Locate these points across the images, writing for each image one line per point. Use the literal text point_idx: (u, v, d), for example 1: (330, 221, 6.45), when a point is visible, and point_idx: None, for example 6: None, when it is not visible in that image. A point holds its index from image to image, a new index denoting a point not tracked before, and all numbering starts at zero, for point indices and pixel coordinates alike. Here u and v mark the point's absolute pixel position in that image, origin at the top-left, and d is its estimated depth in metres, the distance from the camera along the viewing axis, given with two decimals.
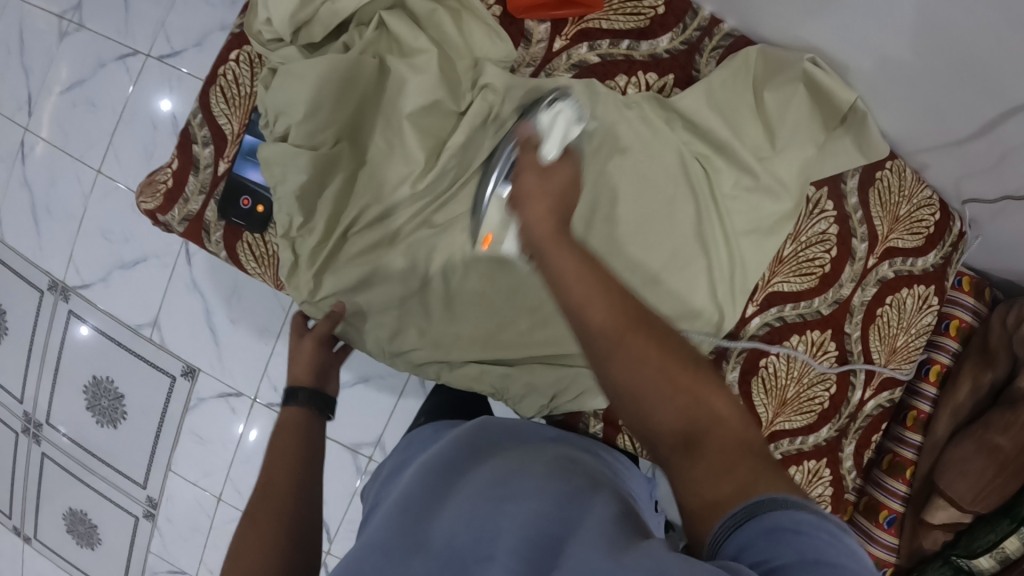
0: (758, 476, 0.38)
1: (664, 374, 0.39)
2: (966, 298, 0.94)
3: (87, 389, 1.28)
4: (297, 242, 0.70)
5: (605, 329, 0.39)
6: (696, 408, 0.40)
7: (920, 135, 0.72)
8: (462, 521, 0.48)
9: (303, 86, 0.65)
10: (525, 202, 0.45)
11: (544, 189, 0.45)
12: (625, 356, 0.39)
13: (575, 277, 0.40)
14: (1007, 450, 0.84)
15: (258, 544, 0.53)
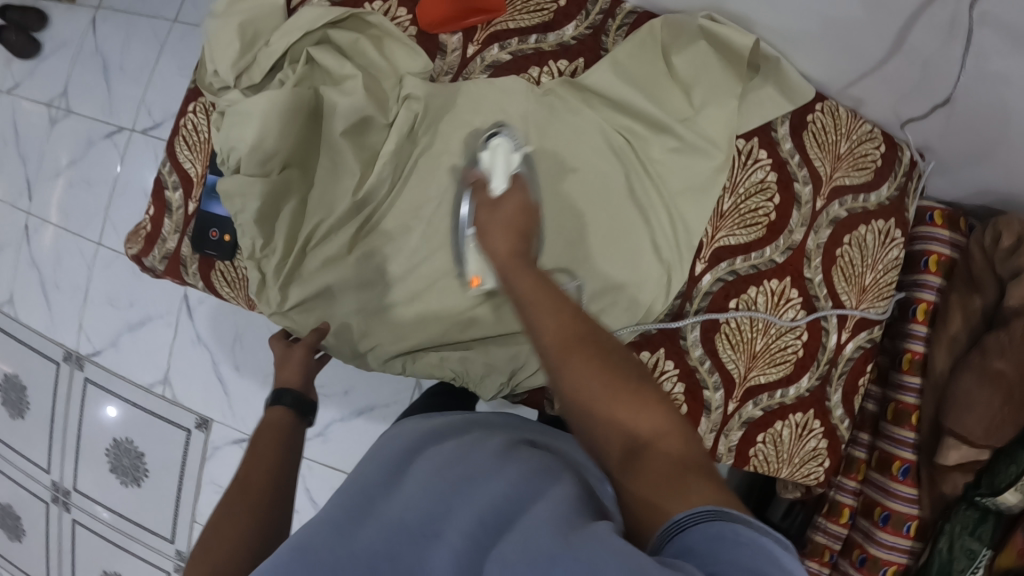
0: (700, 490, 0.37)
1: (606, 384, 0.42)
2: (942, 232, 0.91)
3: (110, 452, 1.33)
4: (262, 262, 0.73)
5: (550, 341, 0.44)
6: (635, 416, 0.41)
7: (841, 65, 0.73)
8: (424, 500, 0.48)
9: (247, 121, 0.70)
10: (488, 236, 0.53)
11: (499, 224, 0.54)
12: (572, 367, 0.43)
13: (529, 291, 0.47)
14: (1010, 375, 0.80)
15: (230, 534, 0.53)
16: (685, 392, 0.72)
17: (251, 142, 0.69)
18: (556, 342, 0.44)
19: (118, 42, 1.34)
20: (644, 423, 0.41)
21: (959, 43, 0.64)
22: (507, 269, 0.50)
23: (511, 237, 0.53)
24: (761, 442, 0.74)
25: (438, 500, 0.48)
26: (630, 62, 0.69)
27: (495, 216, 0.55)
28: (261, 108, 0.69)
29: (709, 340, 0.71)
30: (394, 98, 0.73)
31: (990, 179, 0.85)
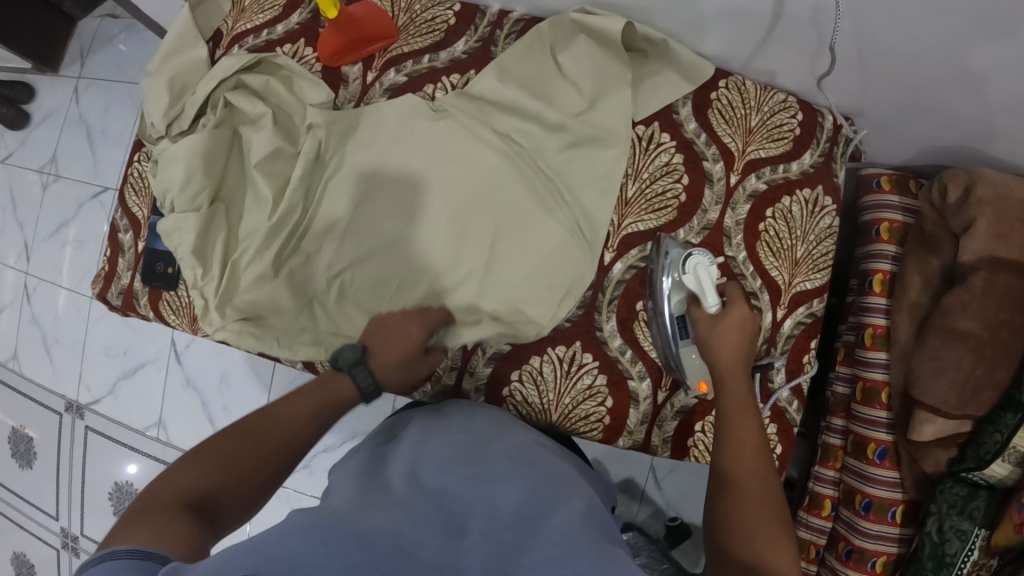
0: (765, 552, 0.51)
1: (762, 509, 0.54)
2: (891, 197, 0.86)
3: (112, 496, 1.38)
4: (204, 288, 0.75)
5: (734, 459, 0.57)
6: (773, 555, 0.51)
7: (736, 38, 0.73)
8: (451, 487, 0.51)
9: (175, 165, 0.74)
10: (711, 343, 0.62)
11: (725, 331, 0.61)
12: (742, 488, 0.55)
13: (739, 416, 0.59)
14: (976, 333, 0.75)
15: (231, 455, 0.52)
16: (609, 384, 0.69)
17: (181, 178, 0.74)
18: (735, 467, 0.57)
19: (99, 109, 1.44)
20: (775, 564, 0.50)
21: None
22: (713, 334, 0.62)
23: (737, 342, 0.61)
24: (700, 431, 0.69)
25: (461, 492, 0.50)
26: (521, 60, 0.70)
27: (718, 332, 0.62)
28: (190, 148, 0.74)
29: (627, 329, 0.70)
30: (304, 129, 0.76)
31: (930, 136, 0.80)
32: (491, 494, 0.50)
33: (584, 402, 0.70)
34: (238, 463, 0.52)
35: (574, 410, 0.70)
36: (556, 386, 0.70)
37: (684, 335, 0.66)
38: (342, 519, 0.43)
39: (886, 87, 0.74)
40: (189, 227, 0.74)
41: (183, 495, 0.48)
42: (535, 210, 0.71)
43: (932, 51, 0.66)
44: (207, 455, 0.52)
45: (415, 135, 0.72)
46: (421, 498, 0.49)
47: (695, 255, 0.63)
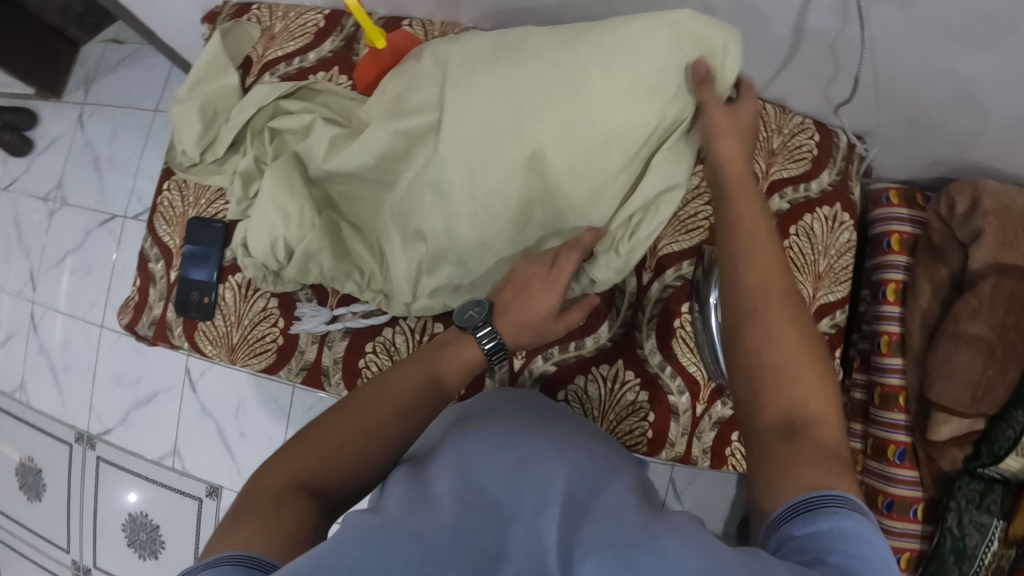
0: (808, 390, 0.47)
1: (798, 355, 0.49)
2: (899, 210, 0.91)
3: (127, 526, 1.35)
4: (376, 284, 0.75)
5: (754, 284, 0.51)
6: (809, 397, 0.47)
7: (758, 66, 0.77)
8: (488, 478, 0.50)
9: (267, 214, 0.73)
10: (719, 139, 0.60)
11: (732, 127, 0.60)
12: (767, 321, 0.50)
13: (747, 232, 0.54)
14: (986, 337, 0.79)
15: (340, 436, 0.52)
16: (651, 400, 0.72)
17: (279, 219, 0.72)
18: (750, 281, 0.52)
19: (106, 136, 1.43)
20: (814, 409, 0.46)
21: (857, 28, 0.66)
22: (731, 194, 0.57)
23: (737, 143, 0.60)
24: (737, 441, 0.74)
25: (508, 478, 0.50)
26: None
27: (719, 148, 0.60)
28: (266, 190, 0.73)
29: (666, 345, 0.72)
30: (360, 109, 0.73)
31: (935, 151, 0.85)
32: (536, 477, 0.50)
33: (628, 417, 0.73)
34: (343, 449, 0.52)
35: (619, 425, 0.73)
36: (601, 402, 0.74)
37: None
38: (392, 525, 0.43)
39: (898, 108, 0.79)
40: (318, 244, 0.73)
41: (293, 479, 0.49)
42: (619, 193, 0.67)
43: (939, 76, 0.71)
44: (319, 439, 0.52)
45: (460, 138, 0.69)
46: (467, 484, 0.49)
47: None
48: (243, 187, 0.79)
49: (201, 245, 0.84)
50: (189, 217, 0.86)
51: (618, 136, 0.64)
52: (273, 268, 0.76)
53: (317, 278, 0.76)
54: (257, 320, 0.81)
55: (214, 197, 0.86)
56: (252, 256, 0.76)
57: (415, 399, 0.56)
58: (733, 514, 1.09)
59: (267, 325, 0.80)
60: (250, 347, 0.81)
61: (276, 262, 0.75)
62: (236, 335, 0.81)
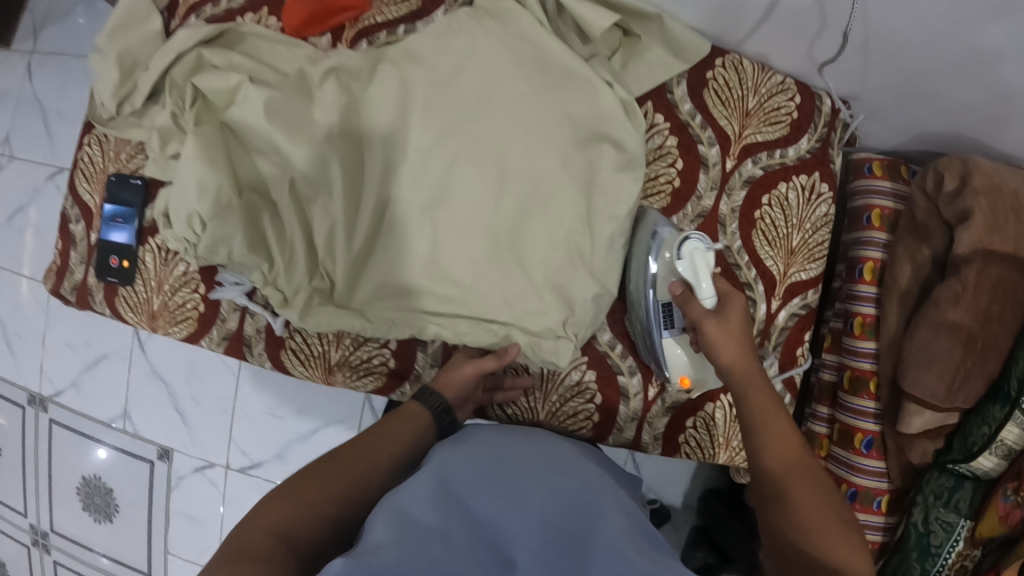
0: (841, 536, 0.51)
1: (822, 518, 0.52)
2: (881, 183, 0.84)
3: (81, 491, 1.37)
4: (278, 282, 0.69)
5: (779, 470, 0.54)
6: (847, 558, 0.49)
7: (734, 15, 0.69)
8: (486, 509, 0.46)
9: (186, 186, 0.67)
10: (719, 348, 0.57)
11: (728, 336, 0.57)
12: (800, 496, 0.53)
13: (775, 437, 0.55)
14: (967, 325, 0.73)
15: (361, 458, 0.54)
16: (598, 379, 0.69)
17: (195, 193, 0.66)
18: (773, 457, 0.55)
19: (54, 87, 1.34)
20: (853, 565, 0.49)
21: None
22: (744, 386, 0.57)
23: (737, 346, 0.57)
24: (691, 425, 0.70)
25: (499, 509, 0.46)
26: (509, 47, 0.66)
27: (723, 334, 0.57)
28: (186, 160, 0.67)
29: (617, 321, 0.70)
30: (294, 72, 0.70)
31: (926, 122, 0.77)
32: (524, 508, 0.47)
33: (572, 399, 0.69)
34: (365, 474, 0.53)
35: (561, 408, 0.70)
36: (543, 381, 0.70)
37: (670, 325, 0.64)
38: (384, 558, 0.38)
39: (887, 71, 0.71)
40: (233, 228, 0.67)
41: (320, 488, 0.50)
42: (556, 172, 0.66)
43: (934, 38, 0.63)
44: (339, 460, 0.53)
45: (402, 112, 0.66)
46: (455, 522, 0.45)
47: (691, 240, 0.61)
48: (160, 143, 0.73)
49: (122, 204, 0.78)
50: (108, 171, 0.79)
51: (558, 112, 0.66)
52: (193, 243, 0.69)
53: (224, 262, 0.69)
54: (178, 286, 0.76)
55: (136, 150, 0.79)
56: (173, 228, 0.70)
57: (398, 452, 0.57)
58: (693, 483, 1.07)
59: (187, 292, 0.76)
60: (171, 315, 0.77)
61: (192, 238, 0.68)
62: (156, 301, 0.77)
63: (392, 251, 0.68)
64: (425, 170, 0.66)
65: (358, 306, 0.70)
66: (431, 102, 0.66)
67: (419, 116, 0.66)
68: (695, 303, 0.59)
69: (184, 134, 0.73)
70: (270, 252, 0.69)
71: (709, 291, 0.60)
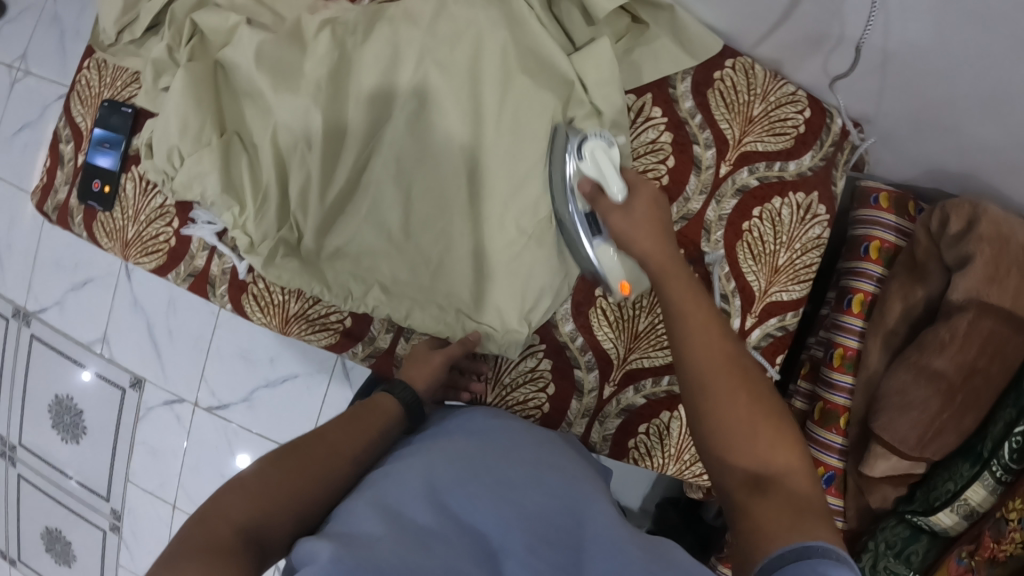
0: (772, 436, 0.45)
1: (752, 414, 0.45)
2: (886, 216, 0.80)
3: (52, 408, 1.39)
4: (247, 226, 0.70)
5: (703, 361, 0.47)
6: (773, 455, 0.44)
7: (752, 18, 0.66)
8: (475, 504, 0.47)
9: (168, 120, 0.69)
10: (631, 242, 0.54)
11: (638, 227, 0.54)
12: (722, 392, 0.46)
13: (699, 325, 0.48)
14: (949, 376, 0.70)
15: (324, 453, 0.52)
16: (553, 369, 0.68)
17: (176, 129, 0.69)
18: (694, 344, 0.48)
19: (75, 7, 1.34)
20: (782, 463, 0.44)
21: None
22: (661, 275, 0.51)
23: (655, 237, 0.54)
24: (643, 431, 0.68)
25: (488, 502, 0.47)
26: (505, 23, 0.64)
27: (635, 228, 0.55)
28: (174, 95, 0.69)
29: (581, 313, 0.67)
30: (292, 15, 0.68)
31: (939, 157, 0.74)
32: (516, 501, 0.48)
33: (524, 386, 0.68)
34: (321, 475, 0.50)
35: (512, 393, 0.69)
36: (498, 365, 0.69)
37: (593, 231, 0.61)
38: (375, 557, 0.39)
39: (903, 98, 0.68)
40: (207, 166, 0.69)
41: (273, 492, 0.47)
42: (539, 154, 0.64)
43: (957, 66, 0.60)
44: (296, 458, 0.50)
45: (394, 70, 0.65)
46: (450, 522, 0.46)
47: (591, 141, 0.61)
48: (153, 76, 0.74)
49: (109, 130, 0.81)
50: (102, 96, 0.84)
51: (551, 95, 0.65)
52: (170, 176, 0.72)
53: (197, 200, 0.71)
54: (153, 217, 0.78)
55: (130, 79, 0.82)
56: (153, 160, 0.73)
57: (368, 445, 0.55)
58: (651, 491, 1.05)
59: (162, 224, 0.78)
60: (144, 245, 0.79)
61: (171, 172, 0.72)
62: (131, 230, 0.79)
63: (360, 212, 0.67)
64: (409, 135, 0.65)
65: (322, 264, 0.69)
66: (423, 63, 0.64)
67: (410, 76, 0.64)
68: (603, 199, 0.58)
69: (176, 70, 0.74)
70: (242, 196, 0.70)
71: (617, 184, 0.57)
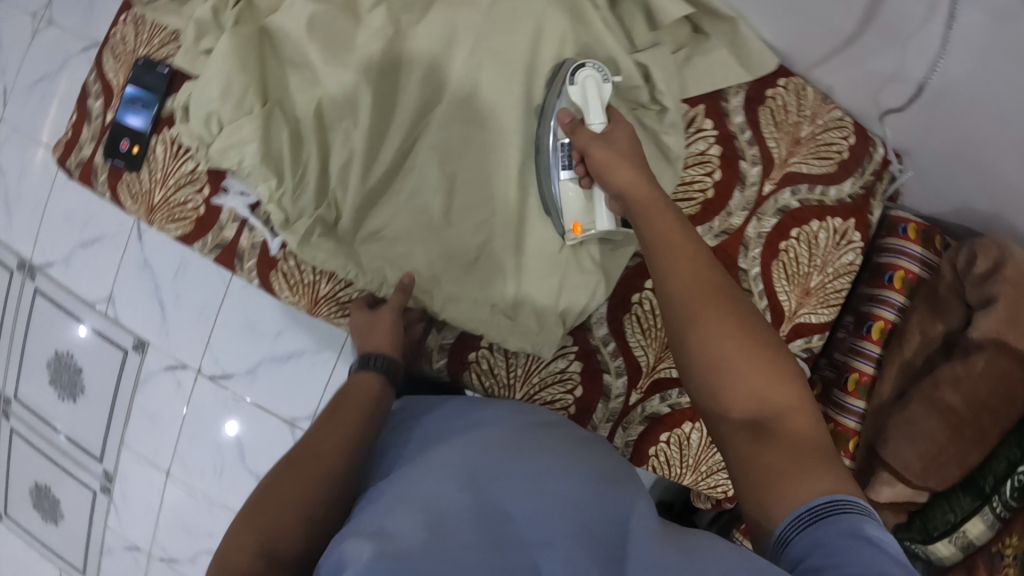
0: (768, 377, 0.48)
1: (741, 350, 0.48)
2: (912, 246, 0.81)
3: (51, 365, 1.37)
4: (283, 202, 0.68)
5: (686, 299, 0.50)
6: (769, 391, 0.47)
7: (806, 42, 0.65)
8: (512, 497, 0.47)
9: (209, 84, 0.67)
10: (613, 171, 0.56)
11: (619, 158, 0.57)
12: (708, 329, 0.49)
13: (681, 260, 0.51)
14: (960, 411, 0.72)
15: (318, 456, 0.56)
16: (582, 372, 0.68)
17: (217, 92, 0.67)
18: (675, 283, 0.50)
19: None
20: (778, 400, 0.47)
21: (939, 22, 0.55)
22: (643, 211, 0.54)
23: (634, 169, 0.57)
24: (664, 440, 0.68)
25: (524, 495, 0.47)
26: (563, 19, 0.63)
27: (615, 163, 0.57)
28: (217, 57, 0.67)
29: (616, 318, 0.67)
30: None
31: (973, 196, 0.74)
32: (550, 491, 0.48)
33: (551, 386, 0.68)
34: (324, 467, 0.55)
35: (538, 393, 0.68)
36: (527, 363, 0.69)
37: (567, 165, 0.63)
38: (411, 550, 0.39)
39: (947, 135, 0.66)
40: (247, 134, 0.67)
41: (284, 503, 0.51)
42: None
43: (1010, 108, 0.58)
44: (296, 466, 0.55)
45: (448, 58, 0.64)
46: (489, 512, 0.45)
47: (588, 69, 0.61)
48: (195, 37, 0.73)
49: (142, 88, 0.79)
50: (138, 54, 0.81)
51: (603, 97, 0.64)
52: (207, 142, 0.71)
53: (233, 167, 0.69)
54: (183, 183, 0.77)
55: (168, 38, 0.80)
56: (189, 124, 0.71)
57: (357, 429, 0.59)
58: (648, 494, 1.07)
59: (190, 191, 0.76)
60: (170, 211, 0.77)
61: (207, 137, 0.70)
62: (158, 194, 0.78)
63: (399, 196, 0.66)
64: (459, 126, 0.65)
65: (358, 245, 0.68)
66: (478, 53, 0.63)
67: (467, 63, 0.63)
68: (582, 130, 0.60)
69: (219, 32, 0.72)
70: (281, 168, 0.68)
71: (597, 117, 0.60)
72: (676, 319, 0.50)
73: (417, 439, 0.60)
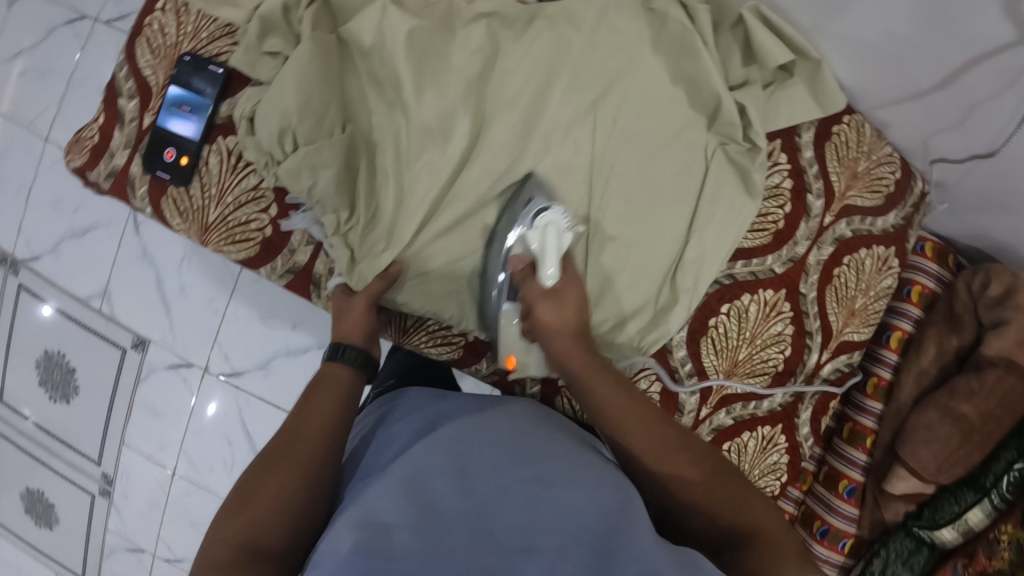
0: (728, 493, 0.58)
1: (705, 478, 0.58)
2: (929, 264, 0.89)
3: (41, 363, 1.29)
4: (349, 236, 0.66)
5: (644, 452, 0.58)
6: (739, 511, 0.57)
7: (881, 89, 0.70)
8: (506, 496, 0.49)
9: (282, 98, 0.63)
10: (547, 337, 0.59)
11: (561, 328, 0.58)
12: (673, 480, 0.58)
13: (634, 419, 0.58)
14: (971, 418, 0.81)
15: (295, 454, 0.56)
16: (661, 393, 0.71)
17: (295, 106, 0.63)
18: (641, 451, 0.58)
19: None
20: (751, 517, 0.56)
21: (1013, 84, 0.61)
22: (580, 374, 0.59)
23: (562, 325, 0.58)
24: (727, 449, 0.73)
25: (514, 496, 0.49)
26: (657, 53, 0.66)
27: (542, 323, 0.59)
28: (296, 67, 0.63)
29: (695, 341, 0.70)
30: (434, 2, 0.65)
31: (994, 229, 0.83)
32: (550, 496, 0.49)
33: None
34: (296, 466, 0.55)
35: None
36: None
37: (511, 297, 0.64)
38: (396, 554, 0.42)
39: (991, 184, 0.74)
40: (328, 159, 0.64)
41: (263, 500, 0.53)
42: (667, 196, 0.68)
43: None
44: (272, 461, 0.56)
45: (551, 84, 0.64)
46: (475, 509, 0.48)
47: (548, 216, 0.61)
48: (257, 34, 0.67)
49: (190, 91, 0.73)
50: (181, 49, 0.75)
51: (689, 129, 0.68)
52: (277, 159, 0.66)
53: (302, 192, 0.65)
54: (242, 200, 0.72)
55: (219, 32, 0.74)
56: (257, 138, 0.66)
57: (331, 425, 0.59)
58: None
59: (252, 210, 0.72)
60: (228, 231, 0.72)
61: (278, 154, 0.65)
62: (212, 213, 0.72)
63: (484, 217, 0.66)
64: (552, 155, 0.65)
65: (433, 270, 0.67)
66: (577, 79, 0.64)
67: (566, 87, 0.64)
68: (533, 281, 0.60)
69: (289, 33, 0.68)
70: (352, 200, 0.66)
71: (549, 274, 0.60)
72: (654, 473, 0.59)
73: (422, 427, 0.61)
